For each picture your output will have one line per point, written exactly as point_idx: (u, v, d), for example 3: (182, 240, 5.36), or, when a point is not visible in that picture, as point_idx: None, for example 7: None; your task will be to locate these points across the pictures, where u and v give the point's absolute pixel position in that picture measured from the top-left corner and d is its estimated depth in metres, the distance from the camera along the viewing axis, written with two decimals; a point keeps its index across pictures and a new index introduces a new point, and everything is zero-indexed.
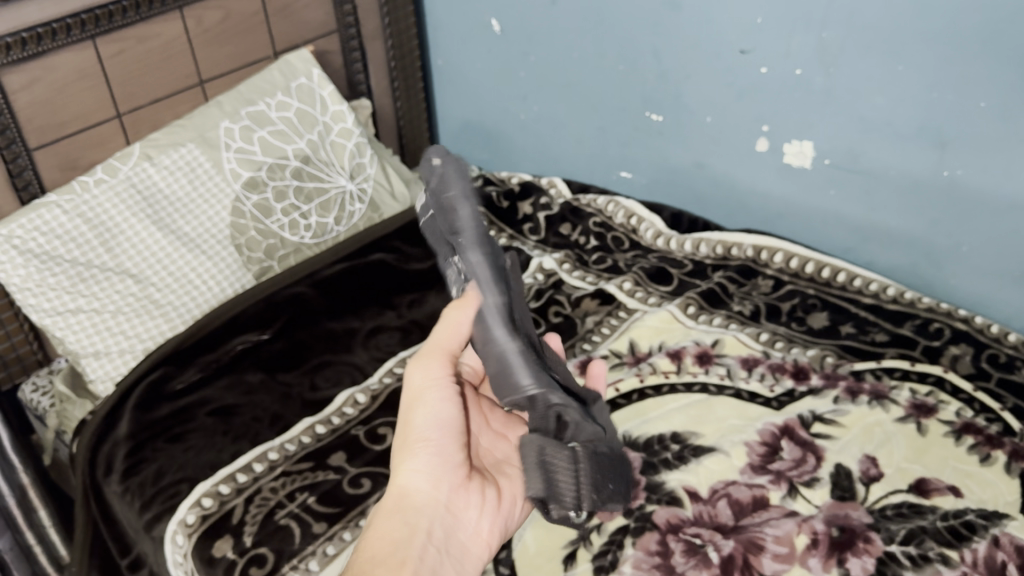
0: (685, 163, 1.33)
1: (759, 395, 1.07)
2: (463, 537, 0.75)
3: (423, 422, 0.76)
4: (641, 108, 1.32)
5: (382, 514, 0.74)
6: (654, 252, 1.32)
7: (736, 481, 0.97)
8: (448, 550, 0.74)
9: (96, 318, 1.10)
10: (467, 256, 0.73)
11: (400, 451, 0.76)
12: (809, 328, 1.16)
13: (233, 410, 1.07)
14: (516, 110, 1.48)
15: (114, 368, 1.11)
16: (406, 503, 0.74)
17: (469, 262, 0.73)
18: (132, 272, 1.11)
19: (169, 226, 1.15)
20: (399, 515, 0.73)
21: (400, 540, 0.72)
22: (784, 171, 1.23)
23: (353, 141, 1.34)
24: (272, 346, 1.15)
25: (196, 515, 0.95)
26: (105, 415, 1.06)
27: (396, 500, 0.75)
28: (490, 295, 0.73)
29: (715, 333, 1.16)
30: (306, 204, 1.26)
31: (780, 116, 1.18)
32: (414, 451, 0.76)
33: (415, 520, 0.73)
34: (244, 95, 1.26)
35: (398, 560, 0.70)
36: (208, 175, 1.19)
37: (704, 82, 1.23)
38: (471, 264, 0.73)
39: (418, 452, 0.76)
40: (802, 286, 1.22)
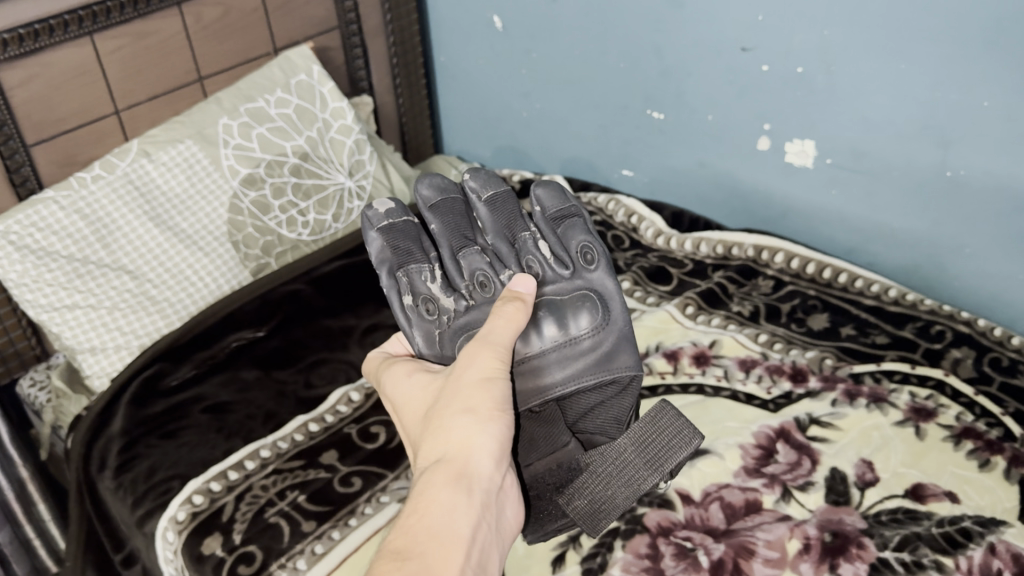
0: (686, 161, 1.32)
1: (756, 397, 1.06)
2: (502, 524, 0.67)
3: (499, 397, 0.68)
4: (643, 106, 1.31)
5: (439, 473, 0.63)
6: (655, 251, 1.30)
7: (729, 484, 0.96)
8: (495, 539, 0.64)
9: (92, 314, 1.10)
10: (599, 256, 0.82)
11: (465, 414, 0.67)
12: (809, 329, 1.15)
13: (226, 407, 1.07)
14: (519, 108, 1.47)
15: (110, 364, 1.11)
16: (466, 473, 0.64)
17: (599, 264, 0.83)
18: (129, 268, 1.11)
19: (166, 222, 1.15)
20: (460, 485, 0.63)
21: (458, 513, 0.61)
22: (786, 170, 1.21)
23: (352, 138, 1.33)
24: (268, 344, 1.15)
25: (187, 511, 0.95)
26: (99, 412, 1.06)
27: (454, 464, 0.64)
28: (614, 288, 0.83)
29: (713, 334, 1.15)
30: (304, 201, 1.25)
31: (782, 114, 1.17)
32: (483, 420, 0.66)
33: (476, 494, 0.63)
34: (243, 92, 1.26)
35: (454, 535, 0.60)
36: (206, 172, 1.19)
37: (705, 80, 1.21)
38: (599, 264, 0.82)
39: (489, 425, 0.67)
40: (803, 287, 1.20)
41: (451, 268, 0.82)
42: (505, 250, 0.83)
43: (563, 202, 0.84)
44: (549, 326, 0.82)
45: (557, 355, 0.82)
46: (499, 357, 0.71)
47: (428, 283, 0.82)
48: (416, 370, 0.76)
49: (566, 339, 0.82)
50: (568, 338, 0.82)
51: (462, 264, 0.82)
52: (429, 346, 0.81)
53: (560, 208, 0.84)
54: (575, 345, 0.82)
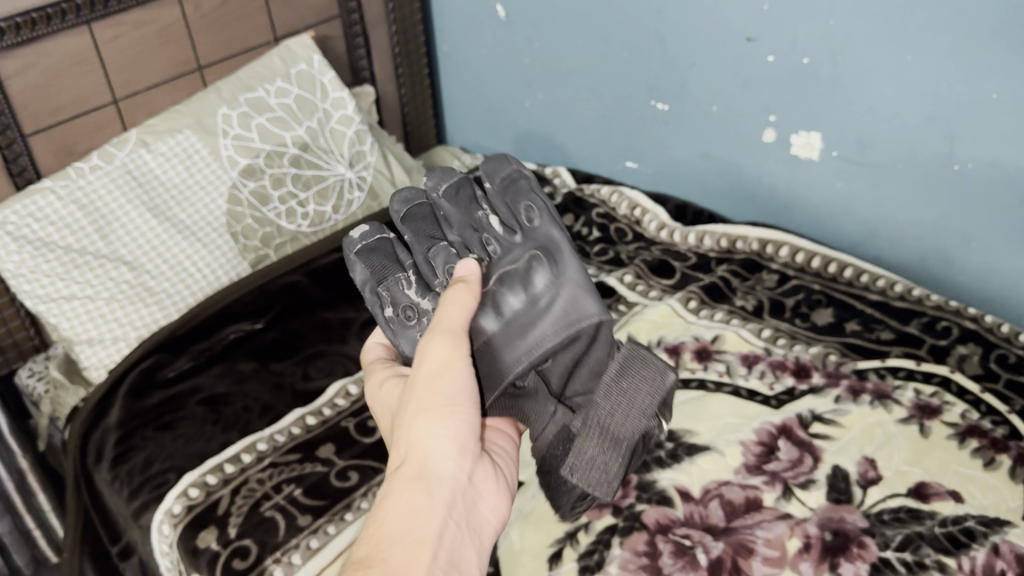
0: (690, 153, 1.30)
1: (758, 393, 1.05)
2: (476, 514, 0.69)
3: (450, 392, 0.69)
4: (646, 96, 1.29)
5: (399, 479, 0.66)
6: (658, 244, 1.29)
7: (729, 481, 0.94)
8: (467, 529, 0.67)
9: (90, 305, 1.09)
10: (541, 211, 0.78)
11: (417, 416, 0.68)
12: (813, 325, 1.13)
13: (223, 399, 1.06)
14: (522, 98, 1.46)
15: (107, 355, 1.11)
16: (425, 475, 0.66)
17: (542, 218, 0.78)
18: (127, 259, 1.11)
19: (164, 212, 1.14)
20: (419, 488, 0.65)
21: (419, 516, 0.64)
22: (792, 162, 1.20)
23: (353, 129, 1.32)
24: (266, 336, 1.14)
25: (182, 505, 0.95)
26: (96, 403, 1.06)
27: (411, 469, 0.66)
28: (561, 237, 0.78)
29: (716, 328, 1.13)
30: (303, 192, 1.25)
31: (787, 106, 1.15)
32: (436, 420, 0.68)
33: (438, 493, 0.66)
34: (242, 81, 1.24)
35: (418, 537, 0.63)
36: (204, 162, 1.18)
37: (710, 70, 1.20)
38: (542, 218, 0.78)
39: (443, 422, 0.68)
40: (807, 282, 1.18)
41: (426, 271, 0.81)
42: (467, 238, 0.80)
43: (505, 171, 0.81)
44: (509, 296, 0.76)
45: (518, 323, 0.76)
46: (452, 345, 0.70)
47: (406, 291, 0.81)
48: (388, 377, 0.77)
49: (528, 303, 0.76)
50: (528, 300, 0.76)
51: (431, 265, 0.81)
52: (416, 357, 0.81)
53: (504, 177, 0.81)
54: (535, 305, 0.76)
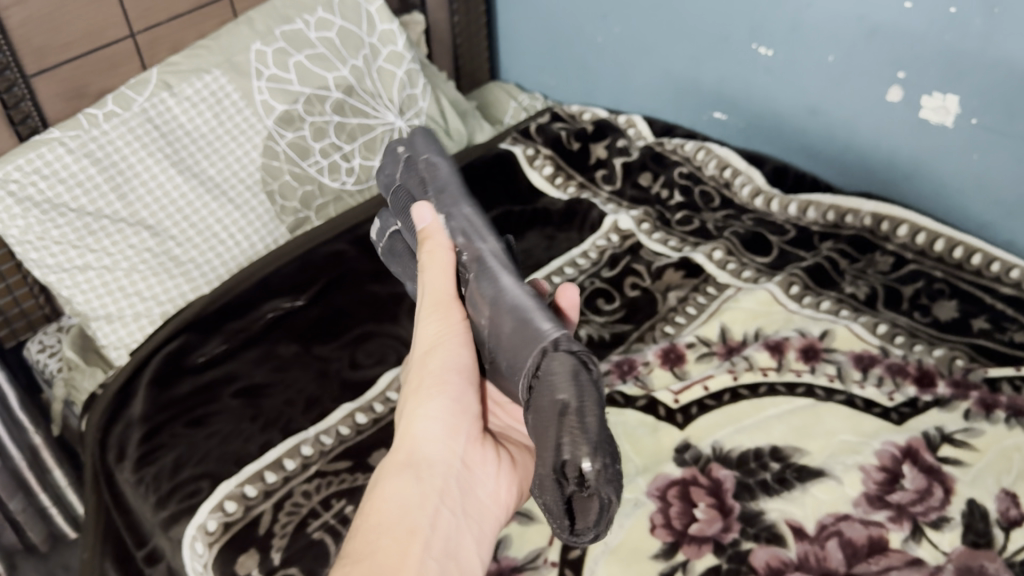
0: (794, 107, 1.13)
1: (876, 405, 0.91)
2: (477, 500, 0.63)
3: (443, 367, 0.61)
4: (745, 39, 1.11)
5: (387, 470, 0.60)
6: (750, 213, 1.13)
7: (849, 515, 0.81)
8: (465, 517, 0.61)
9: (107, 276, 0.95)
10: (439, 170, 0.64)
11: (408, 403, 0.62)
12: (935, 320, 0.99)
13: (262, 389, 0.92)
14: (593, 32, 1.27)
15: (128, 334, 0.97)
16: (414, 462, 0.61)
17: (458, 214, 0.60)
18: (149, 223, 0.96)
19: (190, 168, 0.99)
20: (409, 478, 0.60)
21: (415, 502, 0.58)
22: (919, 126, 1.02)
23: (403, 68, 1.15)
24: (308, 315, 0.99)
25: (218, 521, 0.82)
26: (117, 391, 0.92)
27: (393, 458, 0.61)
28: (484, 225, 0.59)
29: (824, 321, 0.99)
30: (348, 144, 1.08)
31: (921, 60, 0.97)
32: (421, 397, 0.62)
33: (428, 480, 0.60)
34: (279, 10, 1.07)
35: (409, 525, 0.57)
36: (236, 108, 1.02)
37: (829, 13, 1.01)
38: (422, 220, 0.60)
39: (431, 400, 0.61)
40: (928, 268, 1.03)
41: None
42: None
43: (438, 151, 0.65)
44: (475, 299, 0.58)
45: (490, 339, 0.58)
46: (444, 320, 0.60)
47: None
48: None
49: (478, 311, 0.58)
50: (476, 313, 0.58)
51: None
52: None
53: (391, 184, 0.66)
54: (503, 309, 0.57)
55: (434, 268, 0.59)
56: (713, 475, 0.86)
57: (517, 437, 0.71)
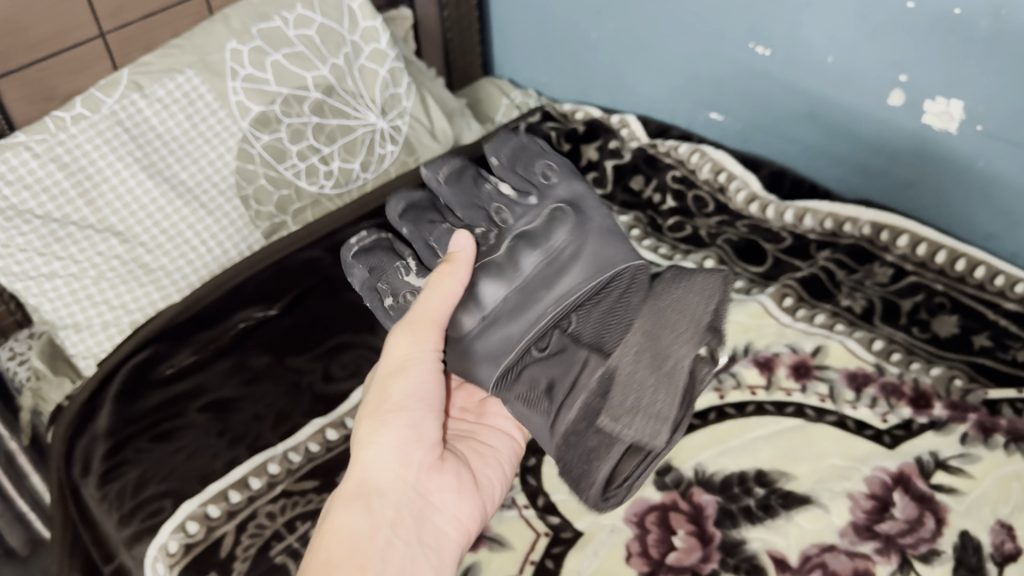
0: (792, 109, 1.08)
1: (869, 427, 0.87)
2: (434, 526, 0.66)
3: (397, 396, 0.67)
4: (742, 37, 1.06)
5: (336, 502, 0.64)
6: (745, 219, 1.09)
7: (835, 546, 0.77)
8: (422, 543, 0.64)
9: (75, 284, 0.92)
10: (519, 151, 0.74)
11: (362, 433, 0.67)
12: (934, 337, 0.94)
13: (231, 404, 0.89)
14: (587, 28, 1.22)
15: (97, 344, 0.94)
16: (364, 492, 0.65)
17: (560, 174, 0.72)
18: (118, 230, 0.93)
19: (162, 172, 0.95)
20: (358, 507, 0.64)
21: (364, 533, 0.62)
22: (921, 132, 0.97)
23: (387, 67, 1.11)
24: (283, 323, 0.97)
25: (179, 542, 0.79)
26: (83, 403, 0.90)
27: (346, 488, 0.66)
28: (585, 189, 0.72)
29: (817, 336, 0.95)
30: (327, 146, 1.05)
31: (925, 64, 0.92)
32: (372, 428, 0.67)
33: (378, 507, 0.64)
34: (256, 7, 1.03)
35: (357, 556, 0.60)
36: (209, 110, 0.98)
37: (828, 12, 0.96)
38: (462, 242, 0.68)
39: (385, 428, 0.66)
40: (928, 280, 0.99)
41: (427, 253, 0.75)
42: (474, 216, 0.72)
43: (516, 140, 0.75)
44: (524, 252, 0.69)
45: (543, 276, 0.69)
46: (413, 337, 0.67)
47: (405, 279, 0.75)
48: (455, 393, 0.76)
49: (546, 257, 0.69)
50: (546, 254, 0.69)
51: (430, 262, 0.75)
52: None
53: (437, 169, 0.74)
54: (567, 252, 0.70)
55: (438, 291, 0.66)
56: (694, 500, 0.82)
57: (484, 454, 0.75)
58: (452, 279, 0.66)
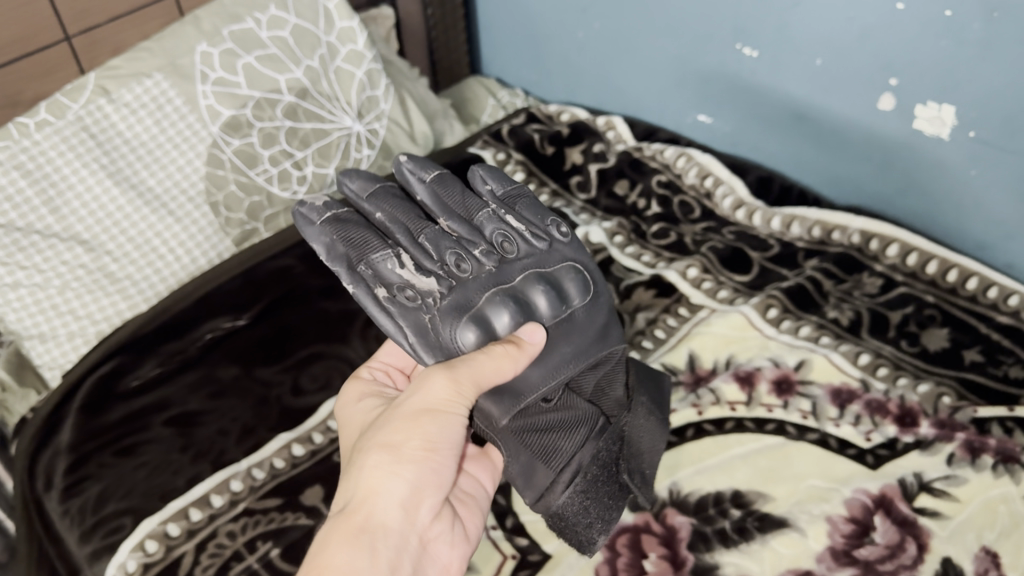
0: (780, 112, 1.04)
1: (851, 446, 0.84)
2: None
3: (428, 435, 0.60)
4: (728, 38, 1.03)
5: (339, 533, 0.57)
6: (731, 226, 1.06)
7: (811, 572, 0.74)
8: None
9: (39, 293, 0.90)
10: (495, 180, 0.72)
11: (371, 459, 0.60)
12: (922, 351, 0.91)
13: (196, 418, 0.88)
14: (573, 26, 1.19)
15: (63, 355, 0.92)
16: (368, 530, 0.58)
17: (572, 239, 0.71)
18: (84, 238, 0.91)
19: (129, 179, 0.93)
20: (365, 546, 0.57)
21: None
22: (912, 138, 0.94)
23: (364, 69, 1.09)
24: (252, 334, 0.95)
25: (138, 562, 0.77)
26: (47, 415, 0.88)
27: (347, 518, 0.58)
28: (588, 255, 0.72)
29: (801, 350, 0.92)
30: (301, 150, 1.03)
31: (915, 67, 0.89)
32: (392, 462, 0.59)
33: (383, 551, 0.57)
34: (228, 8, 1.01)
35: None
36: (178, 114, 0.96)
37: (816, 13, 0.93)
38: (538, 339, 0.64)
39: (405, 468, 0.60)
40: (918, 291, 0.96)
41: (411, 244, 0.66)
42: (464, 229, 0.68)
43: (509, 183, 0.72)
44: (545, 300, 0.67)
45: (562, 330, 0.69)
46: (454, 390, 0.60)
47: (396, 269, 0.65)
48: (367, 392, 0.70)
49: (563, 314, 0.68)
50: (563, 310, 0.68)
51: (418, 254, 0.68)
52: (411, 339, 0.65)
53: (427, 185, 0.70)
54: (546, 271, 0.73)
55: (494, 359, 0.61)
56: (667, 522, 0.79)
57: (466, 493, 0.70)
58: (513, 366, 0.62)
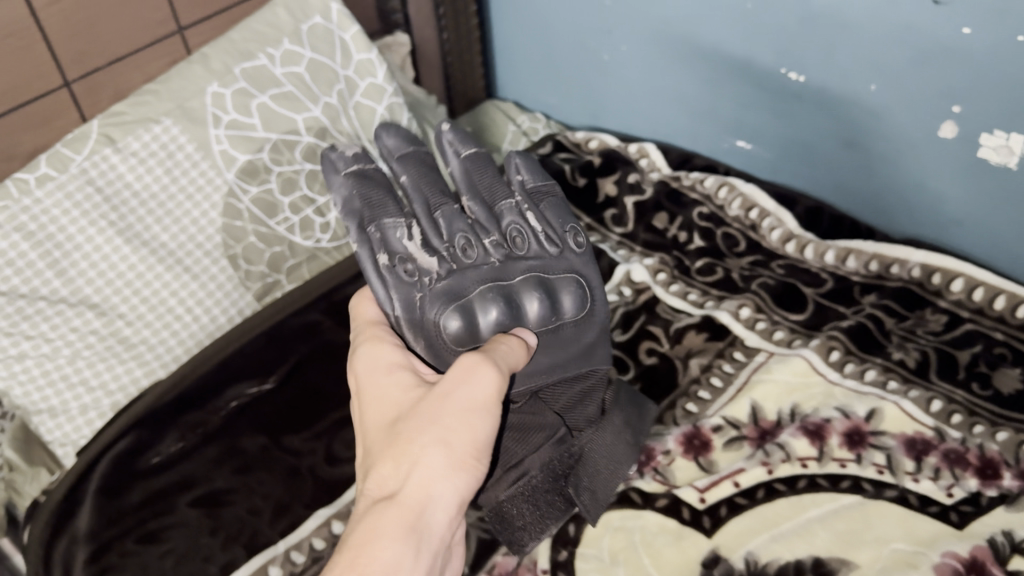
0: (829, 138, 0.99)
1: (933, 503, 0.77)
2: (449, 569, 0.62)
3: (479, 440, 0.57)
4: (772, 62, 0.97)
5: (387, 527, 0.53)
6: (780, 259, 1.01)
7: None
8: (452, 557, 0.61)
9: (48, 365, 0.82)
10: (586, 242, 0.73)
11: (406, 441, 0.56)
12: (996, 394, 0.85)
13: (223, 497, 0.81)
14: (598, 49, 1.13)
15: (76, 431, 0.85)
16: (421, 528, 0.54)
17: (586, 249, 0.73)
18: (93, 302, 0.84)
19: (140, 236, 0.86)
20: (406, 539, 0.53)
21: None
22: (977, 167, 0.88)
23: (385, 103, 1.02)
24: (279, 399, 0.88)
25: None
26: (62, 497, 0.80)
27: (401, 507, 0.54)
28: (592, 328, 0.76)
29: (870, 399, 0.86)
30: (322, 195, 0.96)
31: (979, 94, 0.83)
32: (455, 468, 0.56)
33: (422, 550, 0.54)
34: (237, 45, 0.94)
35: None
36: (190, 162, 0.89)
37: (869, 38, 0.87)
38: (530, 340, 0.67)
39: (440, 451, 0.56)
40: (986, 329, 0.91)
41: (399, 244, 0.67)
42: (484, 214, 0.70)
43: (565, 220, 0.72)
44: (536, 302, 0.69)
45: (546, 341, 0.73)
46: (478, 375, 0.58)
47: (404, 240, 0.67)
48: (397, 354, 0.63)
49: (553, 323, 0.71)
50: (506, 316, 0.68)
51: (472, 251, 0.68)
52: (396, 296, 0.67)
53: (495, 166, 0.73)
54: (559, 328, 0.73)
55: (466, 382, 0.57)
56: None
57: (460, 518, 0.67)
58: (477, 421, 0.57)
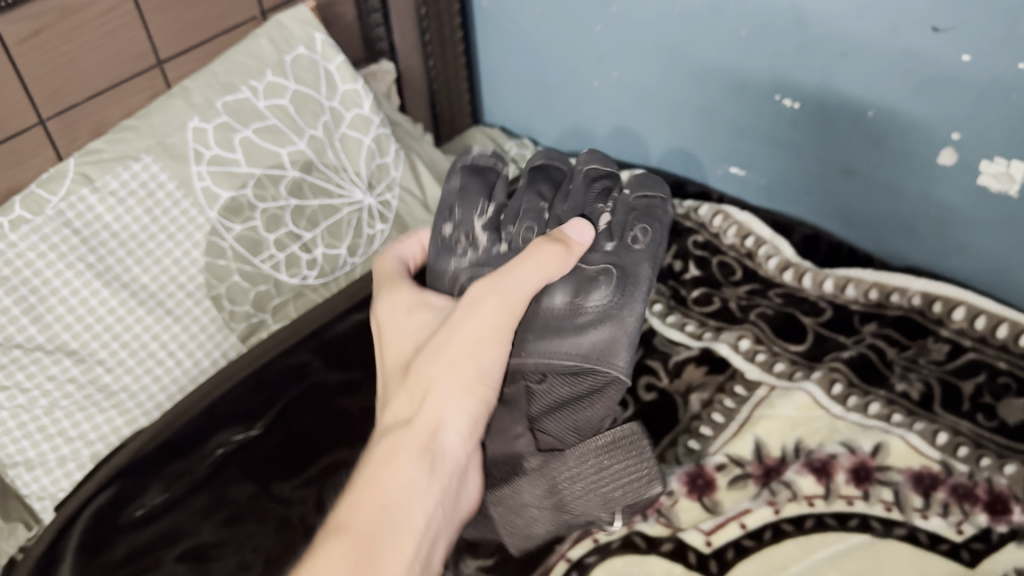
0: (825, 164, 0.97)
1: (943, 540, 0.75)
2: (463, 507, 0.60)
3: (483, 366, 0.59)
4: (766, 88, 0.95)
5: (402, 450, 0.54)
6: (777, 287, 1.00)
7: None
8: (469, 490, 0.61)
9: (24, 416, 0.79)
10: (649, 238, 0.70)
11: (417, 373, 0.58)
12: (1001, 425, 0.84)
13: (211, 550, 0.77)
14: (588, 75, 1.11)
15: (53, 483, 0.81)
16: (434, 450, 0.55)
17: (645, 246, 0.70)
18: (72, 349, 0.80)
19: (120, 278, 0.83)
20: (421, 461, 0.54)
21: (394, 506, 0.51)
22: (978, 194, 0.87)
23: (372, 135, 1.00)
24: (266, 444, 0.84)
25: None
26: (39, 555, 0.75)
27: (413, 430, 0.56)
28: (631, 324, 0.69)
29: (875, 433, 0.83)
30: (309, 231, 0.93)
31: (980, 121, 0.82)
32: (461, 392, 0.58)
33: (437, 471, 0.55)
34: (219, 78, 0.91)
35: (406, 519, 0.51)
36: (171, 201, 0.86)
37: (867, 64, 0.86)
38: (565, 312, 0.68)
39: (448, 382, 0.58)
40: (989, 358, 0.89)
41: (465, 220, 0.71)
42: (567, 212, 0.71)
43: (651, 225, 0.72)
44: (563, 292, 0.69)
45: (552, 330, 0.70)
46: (499, 310, 0.59)
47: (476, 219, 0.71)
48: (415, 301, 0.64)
49: (568, 313, 0.69)
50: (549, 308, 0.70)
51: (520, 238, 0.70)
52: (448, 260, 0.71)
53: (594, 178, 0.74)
54: (575, 319, 0.69)
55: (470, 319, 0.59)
56: None
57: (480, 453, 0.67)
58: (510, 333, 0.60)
